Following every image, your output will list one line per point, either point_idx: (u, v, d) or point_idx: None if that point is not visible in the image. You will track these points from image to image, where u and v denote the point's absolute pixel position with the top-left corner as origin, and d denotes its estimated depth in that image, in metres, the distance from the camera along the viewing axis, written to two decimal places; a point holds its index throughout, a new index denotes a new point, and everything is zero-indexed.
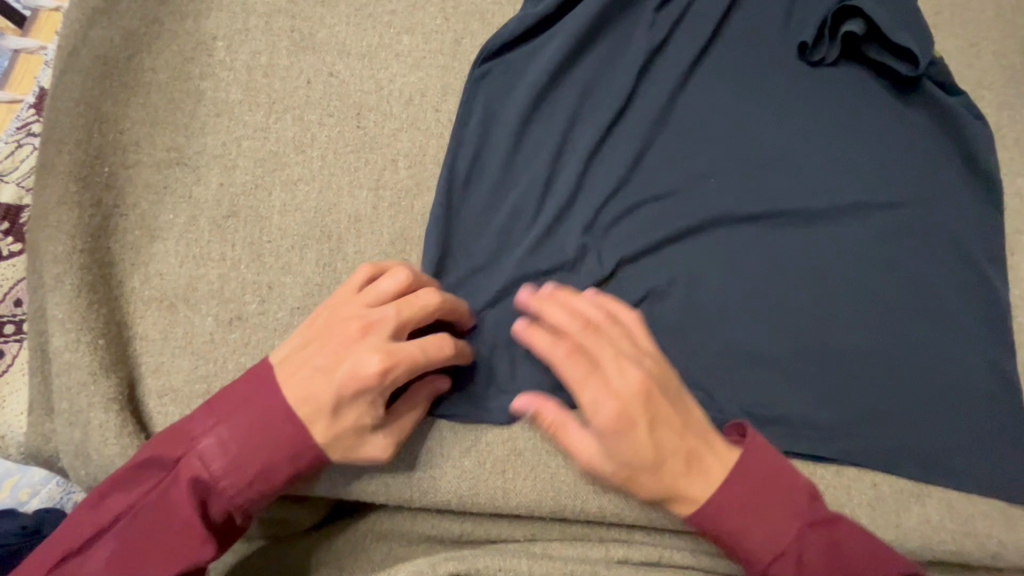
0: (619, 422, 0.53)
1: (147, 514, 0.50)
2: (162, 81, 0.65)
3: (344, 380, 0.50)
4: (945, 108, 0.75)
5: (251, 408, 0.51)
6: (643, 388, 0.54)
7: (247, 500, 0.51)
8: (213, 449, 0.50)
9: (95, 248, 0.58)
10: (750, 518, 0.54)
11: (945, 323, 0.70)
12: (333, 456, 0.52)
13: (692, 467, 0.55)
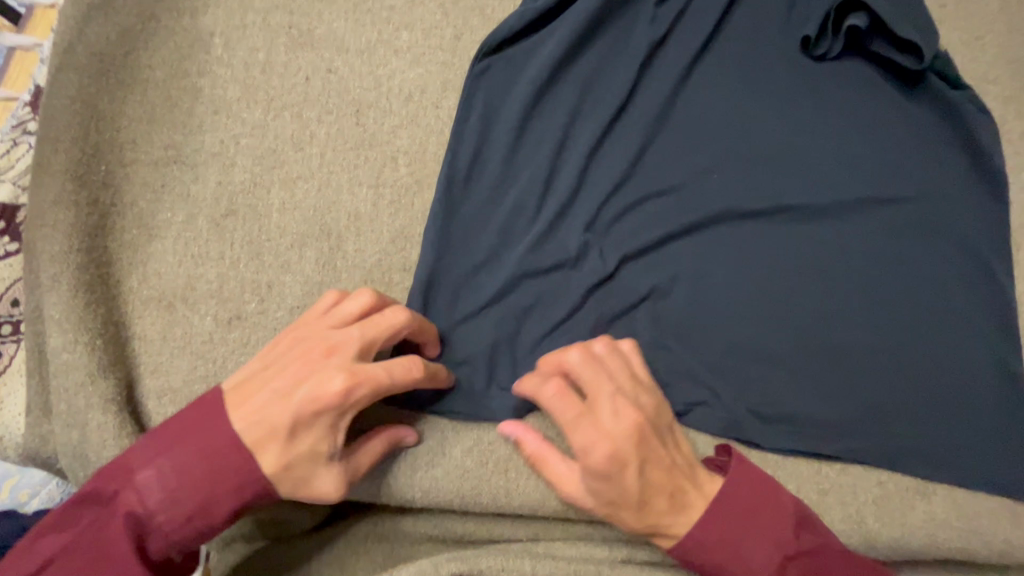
0: (608, 464, 0.52)
1: (82, 554, 0.48)
2: (159, 78, 0.64)
3: (304, 402, 0.49)
4: (950, 103, 0.74)
5: (195, 437, 0.50)
6: (636, 430, 0.53)
7: (187, 535, 0.49)
8: (152, 481, 0.48)
9: (92, 248, 0.57)
10: (736, 549, 0.54)
11: (951, 320, 0.69)
12: (281, 488, 0.51)
13: (675, 501, 0.55)
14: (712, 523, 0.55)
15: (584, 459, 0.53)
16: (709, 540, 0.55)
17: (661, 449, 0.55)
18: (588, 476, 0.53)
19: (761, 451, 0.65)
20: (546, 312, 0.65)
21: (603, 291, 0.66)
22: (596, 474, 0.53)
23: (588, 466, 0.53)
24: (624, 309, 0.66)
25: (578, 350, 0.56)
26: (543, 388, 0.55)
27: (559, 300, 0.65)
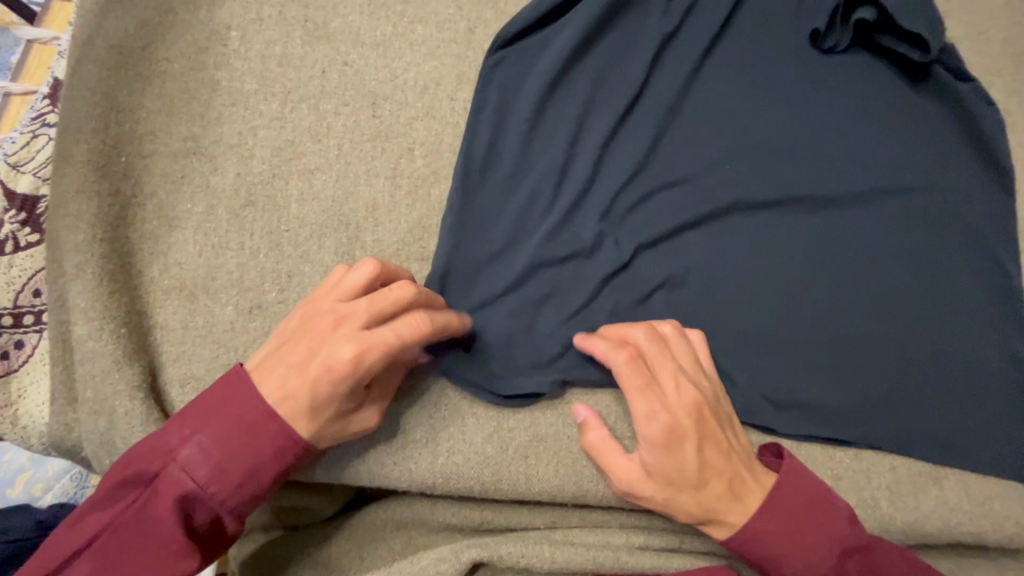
0: (669, 435, 0.54)
1: (131, 531, 0.50)
2: (177, 71, 0.65)
3: (318, 374, 0.49)
4: (957, 95, 0.75)
5: (229, 411, 0.50)
6: (696, 404, 0.55)
7: (238, 502, 0.51)
8: (193, 457, 0.49)
9: (114, 238, 0.58)
10: (791, 545, 0.56)
11: (960, 308, 0.70)
12: (325, 441, 0.53)
13: (733, 489, 0.56)
14: (771, 518, 0.56)
15: (642, 428, 0.55)
16: (767, 534, 0.56)
17: (720, 432, 0.57)
18: (645, 452, 0.55)
19: (775, 437, 0.66)
20: (563, 300, 0.65)
21: (619, 280, 0.67)
22: (655, 449, 0.55)
23: (648, 439, 0.55)
24: (639, 298, 0.67)
25: (645, 328, 0.59)
26: (612, 353, 0.57)
27: (575, 289, 0.66)
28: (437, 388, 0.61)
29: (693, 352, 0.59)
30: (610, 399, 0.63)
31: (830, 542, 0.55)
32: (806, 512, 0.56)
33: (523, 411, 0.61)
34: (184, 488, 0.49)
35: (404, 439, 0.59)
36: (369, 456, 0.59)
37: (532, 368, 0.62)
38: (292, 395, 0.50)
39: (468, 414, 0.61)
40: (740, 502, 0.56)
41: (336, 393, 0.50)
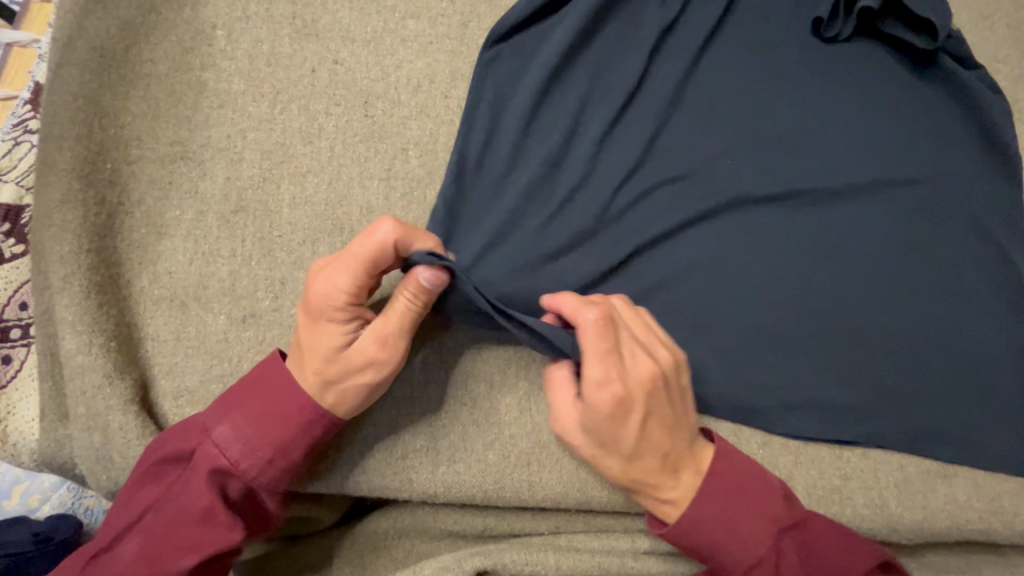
0: (617, 408, 0.52)
1: (170, 509, 0.50)
2: (162, 72, 0.63)
3: (305, 314, 0.52)
4: (963, 83, 0.73)
5: (261, 387, 0.52)
6: (652, 382, 0.53)
7: (271, 478, 0.51)
8: (227, 432, 0.50)
9: (101, 248, 0.56)
10: (724, 530, 0.54)
11: (965, 302, 0.69)
12: (326, 388, 0.51)
13: (667, 464, 0.55)
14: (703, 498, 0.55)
15: (588, 394, 0.52)
16: (704, 518, 0.54)
17: (667, 407, 0.55)
18: (587, 420, 0.53)
19: (783, 436, 0.65)
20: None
21: (618, 278, 0.66)
22: (598, 418, 0.52)
23: (587, 406, 0.52)
24: (641, 297, 0.66)
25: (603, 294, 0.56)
26: (583, 312, 0.52)
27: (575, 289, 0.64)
28: (437, 395, 0.59)
29: (647, 321, 0.57)
30: None
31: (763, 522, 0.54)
32: (737, 491, 0.55)
33: (523, 418, 0.59)
34: (217, 463, 0.50)
35: (402, 448, 0.57)
36: (365, 468, 0.57)
37: (533, 373, 0.60)
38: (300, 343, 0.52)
39: (468, 421, 0.59)
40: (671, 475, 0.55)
41: (326, 327, 0.51)
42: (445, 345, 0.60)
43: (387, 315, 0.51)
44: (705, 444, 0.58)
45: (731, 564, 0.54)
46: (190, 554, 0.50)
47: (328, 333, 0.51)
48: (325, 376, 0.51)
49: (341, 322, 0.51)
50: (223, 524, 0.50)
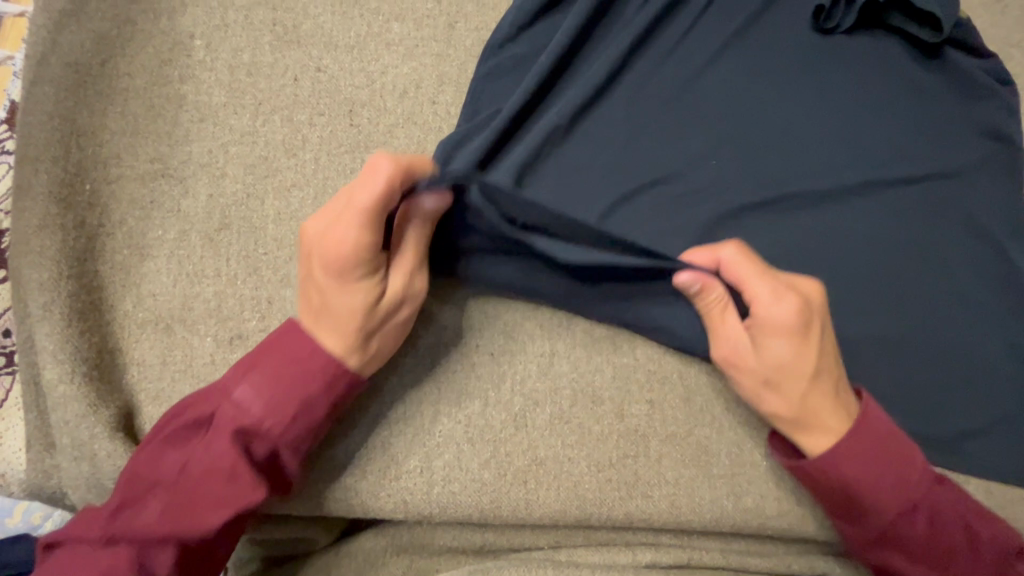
0: (804, 314, 0.53)
1: (190, 471, 0.49)
2: (140, 86, 0.61)
3: (321, 276, 0.50)
4: (962, 74, 0.72)
5: (280, 348, 0.51)
6: (816, 291, 0.55)
7: (295, 438, 0.50)
8: (247, 393, 0.49)
9: (83, 273, 0.55)
10: (877, 472, 0.53)
11: (964, 304, 0.67)
12: (371, 334, 0.52)
13: (835, 383, 0.56)
14: (853, 447, 0.54)
15: (771, 313, 0.53)
16: (858, 459, 0.53)
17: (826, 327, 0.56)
18: (772, 333, 0.54)
19: None
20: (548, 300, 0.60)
21: None
22: (785, 333, 0.54)
23: (770, 322, 0.54)
24: None
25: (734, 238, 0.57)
26: (724, 251, 0.55)
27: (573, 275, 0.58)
28: (429, 415, 0.57)
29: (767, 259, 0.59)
30: (612, 416, 0.60)
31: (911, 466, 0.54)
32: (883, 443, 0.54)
33: (520, 435, 0.58)
34: (240, 423, 0.49)
35: (395, 468, 0.56)
36: (347, 497, 0.56)
37: (527, 387, 0.59)
38: (315, 300, 0.51)
39: (463, 439, 0.57)
40: (836, 402, 0.55)
41: (349, 281, 0.50)
42: (437, 362, 0.59)
43: (404, 254, 0.53)
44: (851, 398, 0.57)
45: (883, 507, 0.54)
46: (214, 514, 0.48)
47: (351, 287, 0.50)
48: (361, 326, 0.51)
49: (361, 274, 0.50)
50: (241, 488, 0.48)
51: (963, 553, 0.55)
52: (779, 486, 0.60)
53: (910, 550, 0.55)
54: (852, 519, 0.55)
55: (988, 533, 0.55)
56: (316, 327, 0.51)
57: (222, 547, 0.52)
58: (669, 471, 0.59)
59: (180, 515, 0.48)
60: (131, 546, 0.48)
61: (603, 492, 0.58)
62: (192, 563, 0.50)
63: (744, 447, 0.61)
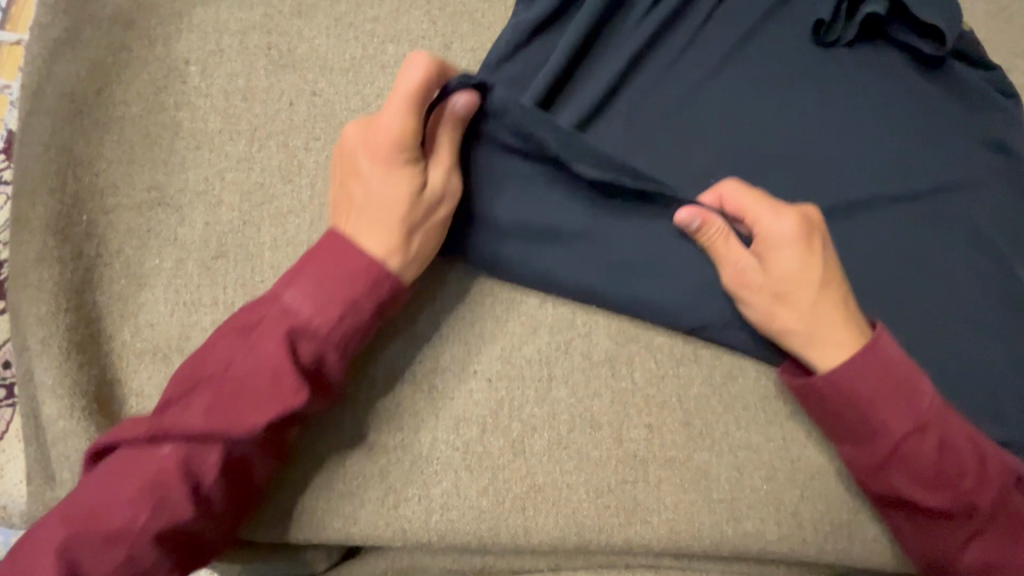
0: (804, 228, 0.55)
1: (237, 371, 0.49)
2: (135, 114, 0.61)
3: (366, 177, 0.53)
4: (965, 85, 0.71)
5: (327, 251, 0.51)
6: (814, 214, 0.58)
7: (341, 340, 0.50)
8: (295, 293, 0.50)
9: (81, 305, 0.55)
10: (882, 395, 0.53)
11: (969, 321, 0.66)
12: (416, 226, 0.54)
13: (846, 302, 0.57)
14: (864, 365, 0.54)
15: (771, 229, 0.56)
16: (863, 380, 0.53)
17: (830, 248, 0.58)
18: (776, 249, 0.56)
19: (788, 469, 0.61)
20: (557, 259, 0.60)
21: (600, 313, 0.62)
22: (787, 246, 0.56)
23: (772, 238, 0.56)
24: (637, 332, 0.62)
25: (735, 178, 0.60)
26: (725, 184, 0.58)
27: (578, 227, 0.59)
28: (427, 442, 0.58)
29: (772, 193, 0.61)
30: (611, 441, 0.59)
31: (921, 394, 0.53)
32: (891, 371, 0.54)
33: (517, 461, 0.58)
34: (288, 322, 0.49)
35: (394, 496, 0.56)
36: (347, 528, 0.56)
37: (525, 412, 0.59)
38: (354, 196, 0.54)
39: (461, 466, 0.57)
40: (847, 316, 0.56)
41: (388, 170, 0.53)
42: (435, 389, 0.59)
43: (440, 154, 0.56)
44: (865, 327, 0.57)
45: (887, 428, 0.53)
46: (257, 413, 0.48)
47: (390, 178, 0.53)
48: (400, 217, 0.53)
49: (400, 163, 0.53)
50: (285, 387, 0.48)
51: (974, 478, 0.54)
52: (779, 510, 0.60)
53: (917, 474, 0.54)
54: (856, 440, 0.55)
55: (995, 457, 0.55)
56: (357, 225, 0.53)
57: (257, 464, 0.50)
58: (669, 496, 0.59)
59: (223, 413, 0.48)
60: (172, 447, 0.47)
61: (602, 518, 0.58)
62: (228, 475, 0.49)
63: (743, 471, 0.60)
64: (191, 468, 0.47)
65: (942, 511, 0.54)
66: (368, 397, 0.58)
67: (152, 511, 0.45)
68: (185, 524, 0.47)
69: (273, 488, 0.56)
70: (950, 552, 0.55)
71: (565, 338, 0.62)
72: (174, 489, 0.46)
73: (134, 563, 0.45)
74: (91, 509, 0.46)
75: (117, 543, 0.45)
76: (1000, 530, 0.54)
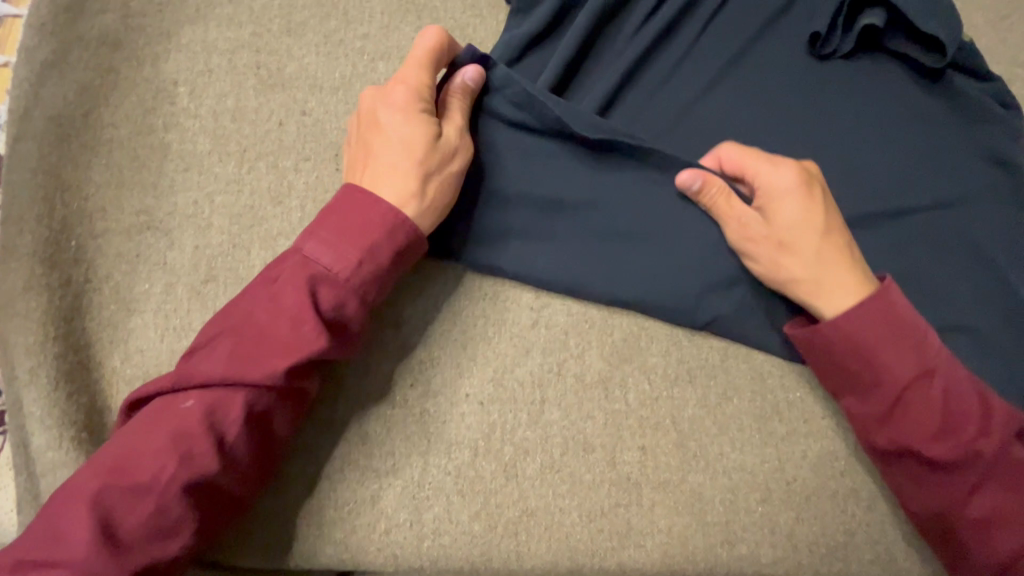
0: (803, 177, 0.57)
1: (259, 319, 0.49)
2: (124, 136, 0.61)
3: (383, 134, 0.55)
4: (965, 97, 0.70)
5: (344, 203, 0.52)
6: (813, 167, 0.59)
7: (360, 288, 0.51)
8: (314, 242, 0.50)
9: (69, 333, 0.55)
10: (885, 341, 0.53)
11: (971, 340, 0.64)
12: (431, 173, 0.55)
13: (852, 251, 0.57)
14: (867, 312, 0.53)
15: (769, 181, 0.57)
16: (865, 327, 0.53)
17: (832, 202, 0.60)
18: (778, 199, 0.57)
19: (783, 490, 0.60)
20: (561, 230, 0.62)
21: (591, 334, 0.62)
22: (788, 195, 0.57)
23: (774, 190, 0.57)
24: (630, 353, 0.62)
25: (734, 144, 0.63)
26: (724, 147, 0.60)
27: (581, 195, 0.62)
28: (418, 466, 0.57)
29: None
30: (603, 464, 0.59)
31: (925, 341, 0.53)
32: (894, 318, 0.53)
33: (509, 485, 0.57)
34: (307, 270, 0.50)
35: (385, 521, 0.56)
36: (339, 556, 0.56)
37: (516, 434, 0.59)
38: (373, 143, 0.55)
39: (453, 491, 0.57)
40: (852, 259, 0.56)
41: (407, 117, 0.55)
42: (426, 412, 0.59)
43: (453, 115, 0.58)
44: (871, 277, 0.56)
45: (890, 375, 0.53)
46: (279, 359, 0.48)
47: (409, 124, 0.55)
48: (414, 161, 0.54)
49: (419, 112, 0.55)
50: (306, 334, 0.49)
51: (980, 427, 0.52)
52: (774, 532, 0.59)
53: (921, 423, 0.53)
54: (860, 392, 0.55)
55: (1003, 406, 0.53)
56: (377, 177, 0.54)
57: (279, 416, 0.50)
58: (662, 520, 0.58)
59: (245, 361, 0.48)
60: (197, 399, 0.47)
61: (594, 542, 0.57)
62: (252, 426, 0.48)
63: (737, 493, 0.60)
64: (216, 418, 0.47)
65: (947, 463, 0.52)
66: (360, 420, 0.58)
67: (179, 461, 0.45)
68: (212, 475, 0.46)
69: (266, 512, 0.56)
70: (955, 508, 0.53)
71: (558, 359, 0.61)
72: (200, 438, 0.46)
73: (164, 515, 0.45)
74: (120, 463, 0.45)
75: (147, 494, 0.45)
76: (1011, 487, 0.51)
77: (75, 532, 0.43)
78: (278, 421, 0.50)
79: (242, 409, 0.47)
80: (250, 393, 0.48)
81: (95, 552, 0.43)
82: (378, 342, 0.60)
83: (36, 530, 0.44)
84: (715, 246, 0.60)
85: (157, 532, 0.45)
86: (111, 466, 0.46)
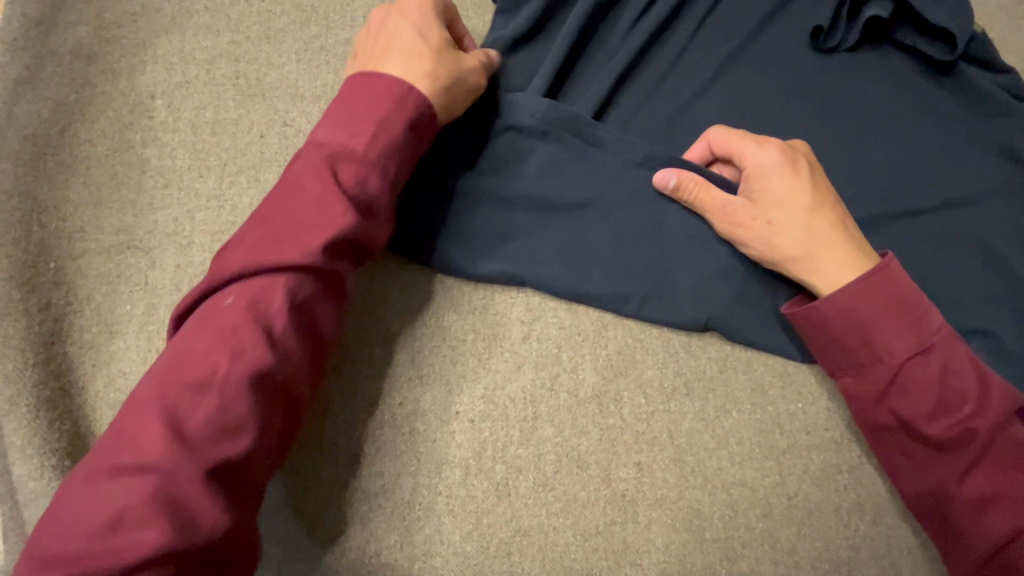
0: (788, 156, 0.57)
1: (280, 208, 0.45)
2: (101, 153, 0.60)
3: (391, 29, 0.53)
4: (977, 90, 0.66)
5: (347, 90, 0.49)
6: (802, 146, 0.60)
7: (382, 155, 0.47)
8: (324, 128, 0.47)
9: (49, 358, 0.54)
10: (882, 315, 0.52)
11: (1000, 355, 0.59)
12: (449, 63, 0.52)
13: (845, 227, 0.57)
14: (865, 289, 0.53)
15: (758, 159, 0.58)
16: (858, 300, 0.53)
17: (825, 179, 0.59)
18: (764, 181, 0.57)
19: (784, 506, 0.59)
20: (556, 231, 0.60)
21: (585, 346, 0.60)
22: (777, 174, 0.57)
23: (760, 170, 0.57)
24: (626, 366, 0.60)
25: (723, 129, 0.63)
26: (712, 132, 0.60)
27: (573, 198, 0.60)
28: (408, 487, 0.56)
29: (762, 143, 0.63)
30: (599, 481, 0.57)
31: (923, 317, 0.52)
32: (893, 296, 0.53)
33: (502, 504, 0.56)
34: (321, 152, 0.47)
35: (376, 544, 0.55)
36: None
37: (508, 452, 0.57)
38: (383, 31, 0.53)
39: (444, 512, 0.56)
40: (843, 234, 0.56)
41: (426, 21, 0.53)
42: (415, 431, 0.57)
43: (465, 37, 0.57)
44: (872, 253, 0.56)
45: (887, 349, 0.52)
46: (311, 234, 0.44)
47: (425, 19, 0.53)
48: (430, 48, 0.52)
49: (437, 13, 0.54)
50: (333, 210, 0.44)
51: (977, 403, 0.50)
52: (775, 549, 0.58)
53: (918, 400, 0.51)
54: (856, 368, 0.54)
55: (999, 384, 0.51)
56: (387, 60, 0.51)
57: (322, 310, 0.45)
58: (659, 538, 0.57)
59: (275, 244, 0.44)
60: (237, 295, 0.42)
61: (589, 562, 0.56)
62: (299, 317, 0.43)
63: (737, 509, 0.58)
64: (259, 308, 0.41)
65: (942, 438, 0.50)
66: (348, 442, 0.56)
67: (232, 353, 0.40)
68: (270, 366, 0.41)
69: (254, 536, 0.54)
70: (948, 488, 0.51)
71: (550, 374, 0.59)
72: (248, 328, 0.40)
73: (228, 412, 0.39)
74: (172, 368, 0.40)
75: (207, 391, 0.39)
76: (1008, 465, 0.49)
77: (145, 440, 0.37)
78: (322, 316, 0.45)
79: (285, 293, 0.42)
80: (291, 278, 0.43)
81: (169, 453, 0.36)
82: (364, 360, 0.58)
83: (96, 454, 0.37)
84: (706, 245, 0.60)
85: (223, 432, 0.39)
86: (163, 375, 0.40)
